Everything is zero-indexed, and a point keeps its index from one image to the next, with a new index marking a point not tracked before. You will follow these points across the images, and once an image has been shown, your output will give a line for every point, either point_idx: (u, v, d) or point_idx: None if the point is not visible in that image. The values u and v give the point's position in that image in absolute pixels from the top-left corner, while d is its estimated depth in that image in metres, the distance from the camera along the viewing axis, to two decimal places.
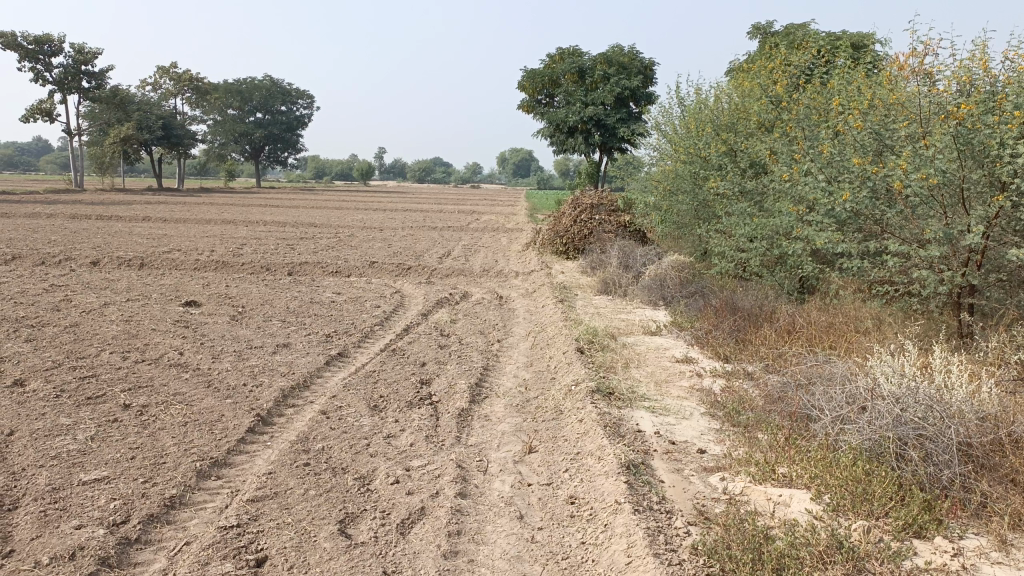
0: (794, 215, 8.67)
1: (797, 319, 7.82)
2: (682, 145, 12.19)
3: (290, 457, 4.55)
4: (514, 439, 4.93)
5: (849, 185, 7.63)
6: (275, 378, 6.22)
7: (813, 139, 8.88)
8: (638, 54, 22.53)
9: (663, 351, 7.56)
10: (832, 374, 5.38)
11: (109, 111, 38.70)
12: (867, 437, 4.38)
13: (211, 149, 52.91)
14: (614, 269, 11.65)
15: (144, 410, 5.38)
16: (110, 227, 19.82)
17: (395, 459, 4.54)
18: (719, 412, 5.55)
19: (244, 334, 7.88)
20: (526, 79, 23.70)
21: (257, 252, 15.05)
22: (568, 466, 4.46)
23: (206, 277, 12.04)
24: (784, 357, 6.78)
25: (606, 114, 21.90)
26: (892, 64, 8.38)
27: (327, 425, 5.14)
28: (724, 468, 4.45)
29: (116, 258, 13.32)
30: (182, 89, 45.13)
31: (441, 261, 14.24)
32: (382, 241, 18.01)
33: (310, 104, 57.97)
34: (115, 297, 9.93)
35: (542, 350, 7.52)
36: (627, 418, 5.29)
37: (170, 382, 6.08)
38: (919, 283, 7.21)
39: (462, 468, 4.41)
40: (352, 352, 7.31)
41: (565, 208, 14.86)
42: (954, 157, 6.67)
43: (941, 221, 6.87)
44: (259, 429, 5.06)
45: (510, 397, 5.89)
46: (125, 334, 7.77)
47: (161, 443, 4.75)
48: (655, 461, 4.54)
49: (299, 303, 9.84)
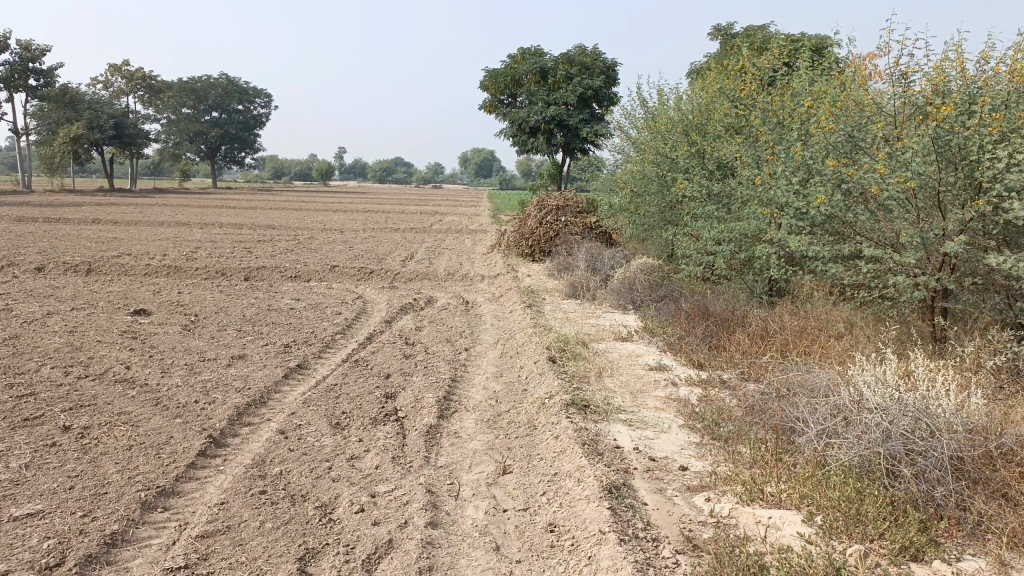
0: (765, 217, 8.53)
1: (770, 323, 7.66)
2: (647, 147, 12.00)
3: (245, 484, 4.21)
4: (486, 459, 4.65)
5: (823, 188, 7.48)
6: (230, 394, 5.85)
7: (783, 141, 8.74)
8: (600, 54, 22.37)
9: (635, 359, 7.34)
10: (814, 385, 5.19)
11: (57, 109, 37.43)
12: (856, 453, 4.19)
13: (165, 149, 51.62)
14: (581, 273, 11.43)
15: (86, 433, 4.98)
16: (57, 230, 19.05)
17: (359, 484, 4.23)
18: (698, 424, 5.33)
19: (196, 345, 7.48)
20: (488, 78, 23.44)
21: (212, 256, 14.53)
22: (545, 488, 4.20)
23: (157, 283, 11.55)
24: (760, 364, 6.59)
25: (569, 114, 21.69)
26: (862, 65, 8.26)
27: (286, 446, 4.80)
28: (709, 487, 4.22)
29: (62, 264, 12.72)
30: (134, 87, 43.99)
31: (404, 265, 13.89)
32: (343, 243, 17.57)
33: (267, 102, 56.93)
34: (59, 306, 9.41)
35: (512, 359, 7.25)
36: (603, 433, 5.04)
37: (115, 401, 5.67)
38: (893, 287, 7.09)
39: (431, 493, 4.12)
40: (313, 364, 6.95)
41: (530, 209, 14.61)
42: (931, 159, 6.56)
43: (916, 225, 6.75)
44: (211, 452, 4.71)
45: (480, 411, 5.61)
46: (68, 347, 7.30)
47: (103, 470, 4.37)
48: (636, 481, 4.30)
49: (256, 311, 9.43)
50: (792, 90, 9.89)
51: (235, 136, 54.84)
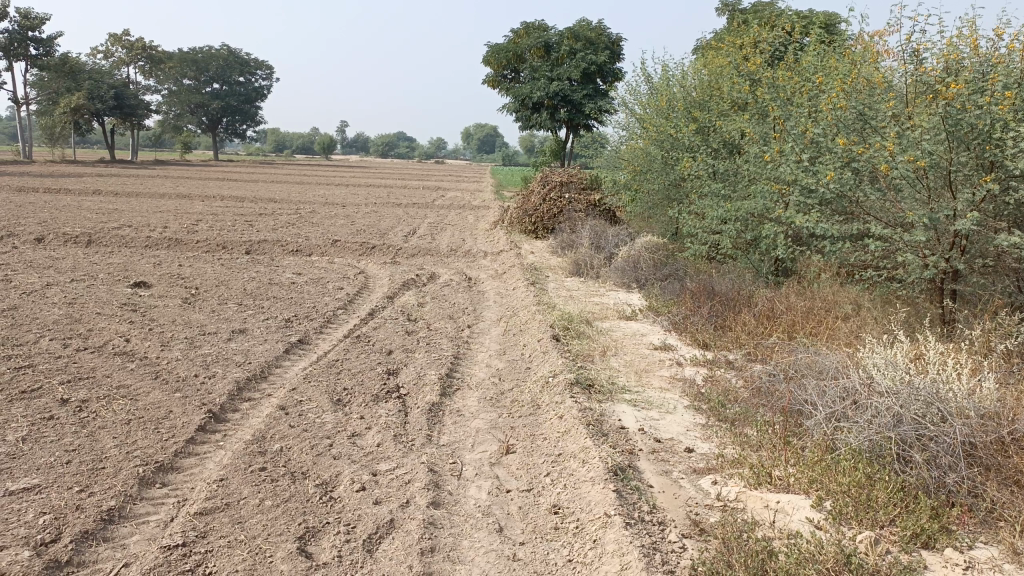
0: (772, 196, 8.40)
1: (776, 304, 7.57)
2: (651, 124, 11.83)
3: (244, 461, 4.15)
4: (489, 438, 4.59)
5: (832, 166, 7.34)
6: (230, 369, 5.79)
7: (790, 119, 8.58)
8: (605, 29, 22.07)
9: (640, 338, 7.26)
10: (823, 367, 5.11)
11: (57, 79, 37.07)
12: (866, 437, 4.11)
13: (166, 121, 51.26)
14: (585, 251, 11.33)
15: (84, 406, 4.92)
16: (58, 201, 18.92)
17: (361, 462, 4.17)
18: (703, 405, 5.26)
19: (196, 318, 7.40)
20: (491, 53, 23.18)
21: (213, 229, 14.42)
22: (549, 469, 4.14)
23: (157, 255, 11.46)
24: (766, 346, 6.51)
25: (573, 90, 21.44)
26: (873, 42, 8.09)
27: (286, 422, 4.74)
28: (716, 470, 4.15)
29: (61, 234, 12.63)
30: (135, 58, 43.58)
31: (406, 240, 13.78)
32: (344, 218, 17.44)
33: (268, 74, 56.43)
34: (58, 277, 9.33)
35: (515, 336, 7.17)
36: (608, 413, 4.98)
37: (114, 374, 5.60)
38: (903, 268, 6.99)
39: (434, 472, 4.06)
40: (314, 339, 6.88)
41: (534, 186, 14.48)
42: (942, 138, 6.43)
43: (926, 205, 6.64)
44: (210, 428, 4.65)
45: (483, 390, 5.54)
46: (67, 319, 7.23)
47: (101, 444, 4.31)
48: (641, 462, 4.23)
49: (257, 284, 9.35)
50: (800, 67, 9.72)
51: (236, 108, 54.29)
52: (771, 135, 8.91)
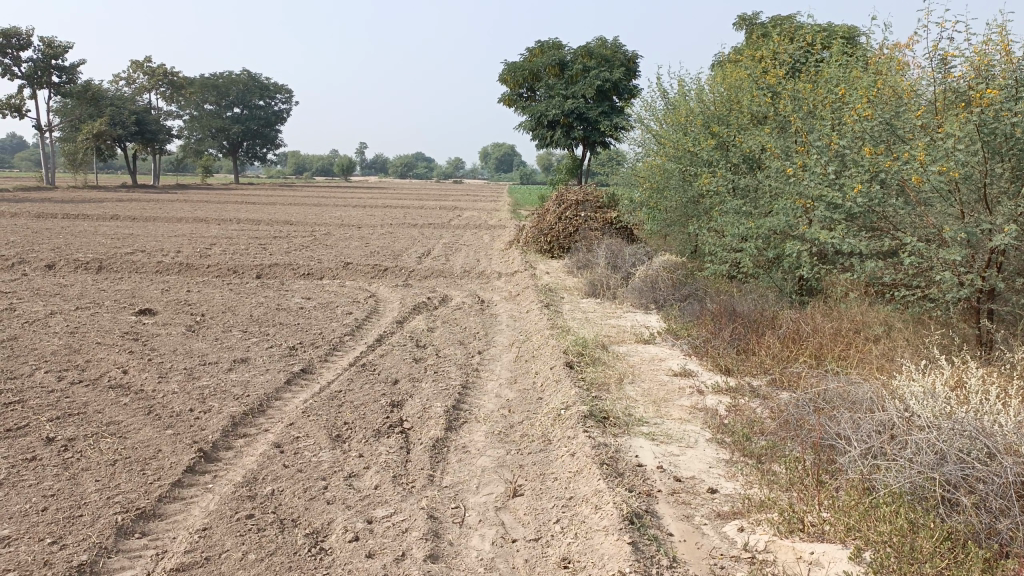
0: (795, 212, 8.03)
1: (802, 325, 7.20)
2: (668, 139, 11.53)
3: (232, 506, 3.87)
4: (495, 478, 4.27)
5: (858, 180, 6.98)
6: (226, 402, 5.51)
7: (813, 132, 8.24)
8: (620, 47, 21.85)
9: (658, 363, 6.91)
10: (855, 398, 4.74)
11: (80, 106, 37.48)
12: (907, 478, 3.73)
13: (188, 145, 51.77)
14: (601, 271, 11.01)
15: (70, 445, 4.66)
16: (74, 226, 18.89)
17: (356, 507, 3.86)
18: (727, 438, 4.91)
19: (198, 347, 7.17)
20: (507, 72, 23.05)
21: (225, 253, 14.26)
22: (559, 514, 3.81)
23: (167, 281, 11.30)
24: (793, 373, 6.15)
25: (588, 107, 21.22)
26: (898, 51, 7.74)
27: (280, 462, 4.45)
28: (742, 514, 3.80)
29: (72, 261, 12.51)
30: (157, 83, 44.04)
31: (420, 262, 13.54)
32: (359, 240, 17.26)
33: (288, 98, 56.80)
34: (63, 305, 9.16)
35: (526, 363, 6.86)
36: (624, 449, 4.64)
37: (106, 409, 5.35)
38: (936, 286, 6.59)
39: (434, 519, 3.75)
40: (317, 367, 6.61)
41: (550, 204, 14.21)
42: (977, 148, 6.07)
43: (960, 220, 6.27)
44: (200, 468, 4.38)
45: (491, 423, 5.23)
46: (65, 349, 7.02)
47: (82, 489, 4.05)
48: (660, 507, 3.89)
49: (264, 310, 9.11)
50: (820, 78, 9.41)
51: (256, 132, 54.50)
52: (793, 148, 8.56)
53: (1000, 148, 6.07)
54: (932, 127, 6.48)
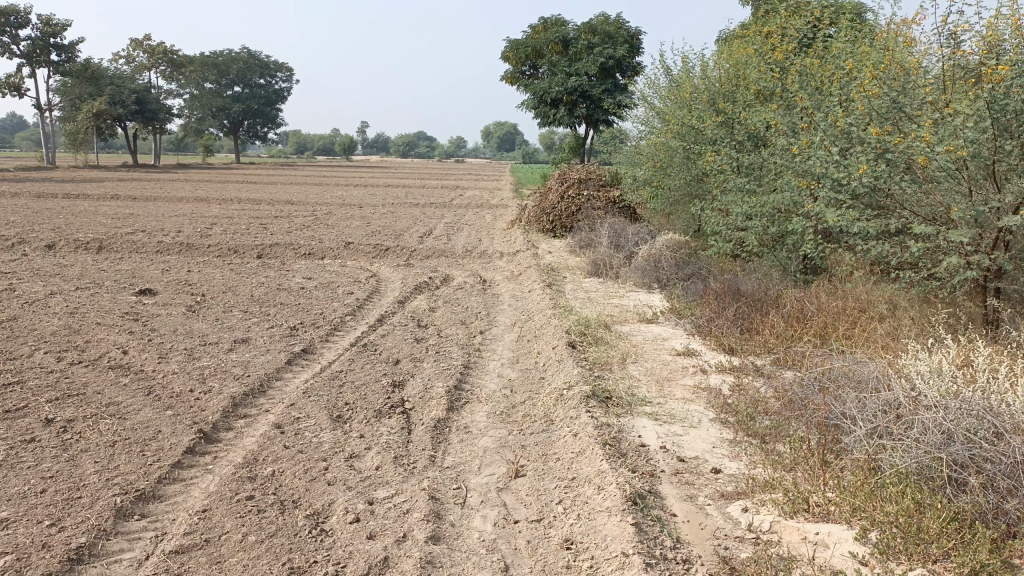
0: (801, 190, 7.94)
1: (806, 304, 7.14)
2: (672, 117, 11.41)
3: (231, 488, 3.84)
4: (497, 459, 4.24)
5: (865, 157, 6.89)
6: (226, 383, 5.48)
7: (819, 108, 8.14)
8: (624, 23, 21.62)
9: (662, 343, 6.86)
10: (861, 377, 4.68)
11: (79, 85, 37.23)
12: (914, 458, 3.68)
13: (188, 125, 51.50)
14: (604, 250, 10.94)
15: (69, 426, 4.63)
16: (74, 206, 18.79)
17: (356, 489, 3.83)
18: (731, 418, 4.87)
19: (199, 327, 7.12)
20: (509, 49, 22.83)
21: (226, 233, 14.18)
22: (562, 495, 3.78)
23: (167, 261, 11.24)
24: (797, 352, 6.10)
25: (591, 85, 21.02)
26: (907, 26, 7.60)
27: (281, 443, 4.42)
28: (746, 495, 3.76)
29: (72, 241, 12.45)
30: (156, 62, 43.71)
31: (422, 241, 13.46)
32: (360, 219, 17.16)
33: (289, 76, 56.41)
34: (63, 285, 9.10)
35: (529, 343, 6.82)
36: (627, 429, 4.61)
37: (106, 390, 5.31)
38: (942, 265, 6.53)
39: (435, 500, 3.71)
40: (318, 348, 6.56)
41: (552, 183, 14.10)
42: (986, 124, 5.98)
43: (967, 198, 6.19)
44: (199, 450, 4.35)
45: (493, 403, 5.19)
46: (65, 330, 6.98)
47: (80, 470, 4.02)
48: (663, 487, 3.86)
49: (264, 290, 9.06)
50: (827, 54, 9.28)
51: (257, 111, 54.19)
52: (798, 125, 8.45)
53: (1008, 125, 5.98)
54: (940, 104, 6.38)
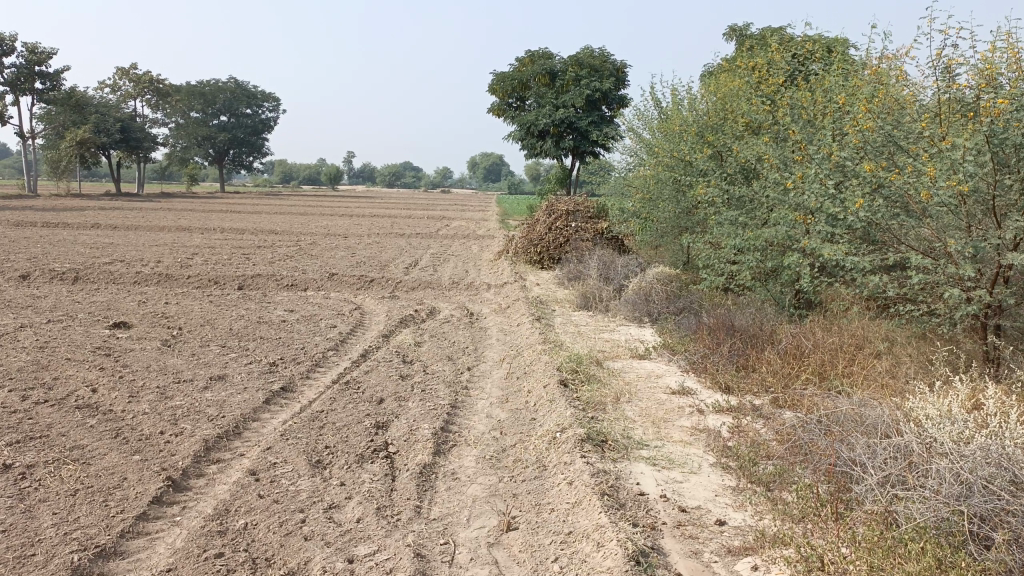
0: (795, 223, 7.77)
1: (803, 339, 6.94)
2: (661, 150, 11.28)
3: (200, 544, 3.55)
4: (487, 509, 3.98)
5: (861, 193, 6.72)
6: (200, 424, 5.18)
7: (812, 141, 8.00)
8: (610, 56, 21.69)
9: (655, 381, 6.63)
10: (868, 419, 4.46)
11: (64, 113, 36.94)
12: (932, 511, 3.45)
13: (174, 153, 51.26)
14: (593, 282, 10.74)
15: (27, 473, 4.31)
16: (53, 235, 18.45)
17: (336, 544, 3.55)
18: (732, 463, 4.64)
19: (174, 363, 6.83)
20: (496, 82, 22.83)
21: (207, 263, 13.90)
22: (557, 551, 3.53)
23: (145, 292, 10.93)
24: (796, 392, 5.89)
25: (578, 117, 20.99)
26: (898, 59, 7.48)
27: (255, 492, 4.13)
28: (754, 551, 3.52)
29: (48, 271, 12.11)
30: (142, 91, 43.55)
31: (407, 273, 13.23)
32: (345, 250, 16.91)
33: (275, 106, 56.41)
34: (35, 318, 8.78)
35: (518, 380, 6.57)
36: (624, 476, 4.36)
37: (71, 432, 5.00)
38: (941, 301, 6.35)
39: (420, 558, 3.45)
40: (299, 386, 6.28)
41: (539, 215, 13.94)
42: (985, 159, 5.83)
43: (966, 234, 6.03)
44: (167, 499, 4.06)
45: (482, 447, 4.93)
46: (32, 366, 6.66)
47: (36, 523, 3.71)
48: (666, 542, 3.61)
49: (244, 323, 8.77)
50: (815, 88, 9.19)
51: (243, 140, 54.05)
52: (791, 158, 8.30)
53: (1007, 159, 5.83)
54: (937, 138, 6.23)
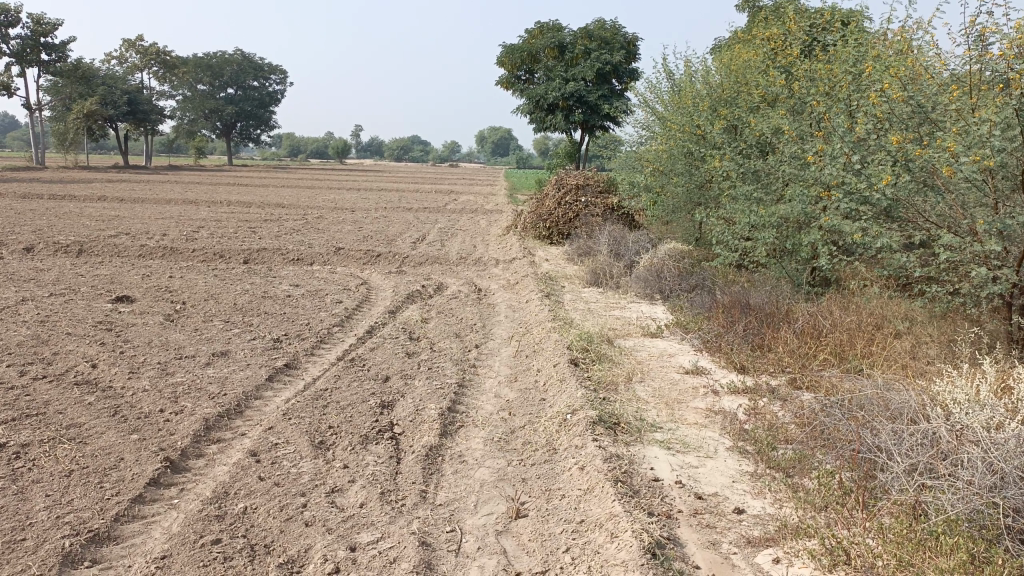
0: (813, 199, 7.52)
1: (820, 318, 6.74)
2: (674, 123, 10.97)
3: (197, 529, 3.42)
4: (495, 495, 3.83)
5: (885, 167, 6.43)
6: (200, 402, 5.04)
7: (831, 114, 7.70)
8: (621, 29, 21.31)
9: (668, 360, 6.45)
10: (892, 403, 4.26)
11: (70, 85, 36.62)
12: (964, 503, 3.28)
13: (181, 125, 50.94)
14: (603, 258, 10.53)
15: (22, 452, 4.18)
16: (60, 208, 18.32)
17: (338, 531, 3.41)
18: (749, 447, 4.47)
19: (176, 339, 6.68)
20: (505, 54, 22.44)
21: (213, 237, 13.73)
22: (568, 541, 3.38)
23: (149, 265, 10.78)
24: (814, 373, 5.70)
25: (588, 91, 20.63)
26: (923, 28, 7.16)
27: (256, 474, 3.99)
28: (776, 542, 3.36)
29: (51, 244, 11.97)
30: (149, 63, 43.20)
31: (415, 247, 13.04)
32: (352, 223, 16.72)
33: (282, 78, 55.95)
34: (37, 291, 8.65)
35: (527, 359, 6.41)
36: (638, 461, 4.20)
37: (69, 410, 4.86)
38: (964, 280, 6.10)
39: (426, 546, 3.31)
40: (302, 363, 6.13)
41: (549, 189, 13.71)
42: (1016, 133, 5.55)
43: (993, 211, 5.77)
44: (165, 481, 3.92)
45: (490, 428, 4.78)
46: (32, 340, 6.52)
47: (28, 506, 3.57)
48: (683, 532, 3.45)
49: (249, 298, 8.62)
50: (833, 59, 8.87)
51: (250, 113, 53.67)
52: (809, 132, 8.01)
53: None
54: (966, 110, 5.93)
